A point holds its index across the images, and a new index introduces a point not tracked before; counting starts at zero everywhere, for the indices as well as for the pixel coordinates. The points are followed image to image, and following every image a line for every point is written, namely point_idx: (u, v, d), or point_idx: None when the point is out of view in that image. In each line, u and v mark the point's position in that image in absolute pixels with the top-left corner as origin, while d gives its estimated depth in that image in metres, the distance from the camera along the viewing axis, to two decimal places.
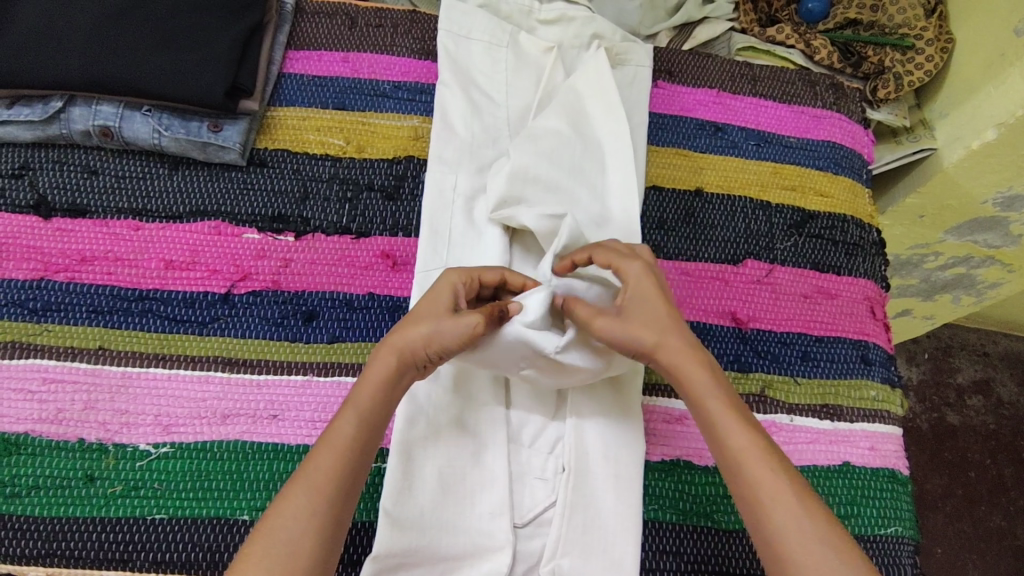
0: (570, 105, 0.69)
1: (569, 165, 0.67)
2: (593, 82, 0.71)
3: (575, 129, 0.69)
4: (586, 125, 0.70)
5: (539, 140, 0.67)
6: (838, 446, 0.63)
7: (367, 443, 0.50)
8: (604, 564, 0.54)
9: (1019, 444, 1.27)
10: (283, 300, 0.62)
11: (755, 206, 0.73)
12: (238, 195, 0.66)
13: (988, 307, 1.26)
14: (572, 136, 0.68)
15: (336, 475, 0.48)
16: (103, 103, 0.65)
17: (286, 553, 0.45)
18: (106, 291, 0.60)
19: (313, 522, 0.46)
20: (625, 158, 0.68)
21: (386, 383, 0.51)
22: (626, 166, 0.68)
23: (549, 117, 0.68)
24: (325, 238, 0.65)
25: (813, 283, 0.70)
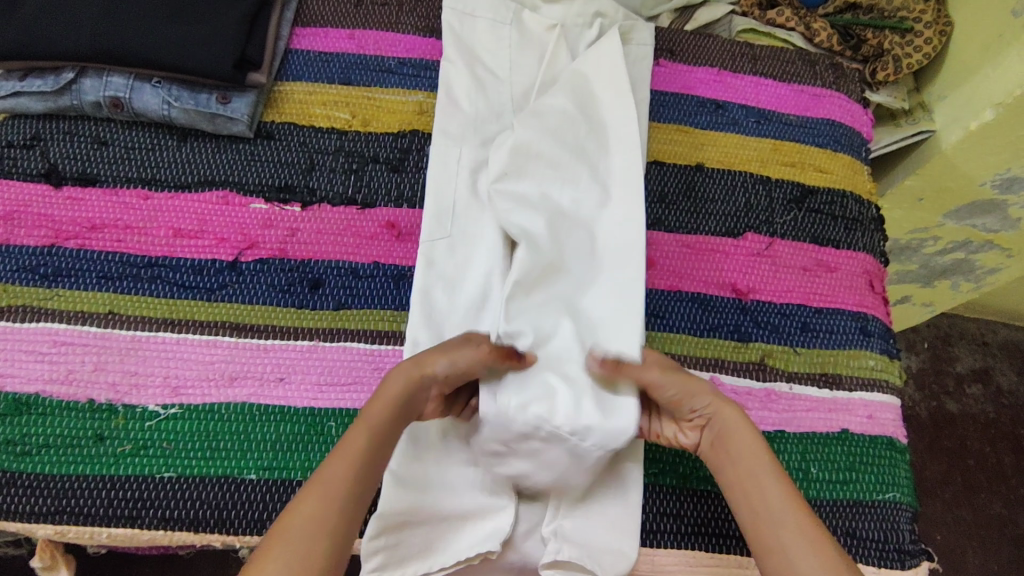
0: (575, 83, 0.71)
1: (570, 142, 0.68)
2: (599, 63, 0.72)
3: (580, 107, 0.70)
4: (590, 103, 0.70)
5: (543, 120, 0.68)
6: (838, 414, 0.64)
7: (380, 455, 0.50)
8: (605, 525, 0.55)
9: (1018, 432, 1.28)
10: (289, 268, 0.63)
11: (755, 181, 0.74)
12: (245, 166, 0.67)
13: (986, 295, 1.27)
14: (577, 115, 0.69)
15: (349, 485, 0.48)
16: (113, 74, 0.65)
17: (300, 556, 0.44)
18: (115, 258, 0.61)
19: (328, 529, 0.46)
20: (629, 136, 0.68)
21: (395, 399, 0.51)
22: (630, 143, 0.68)
23: (554, 94, 0.70)
24: (330, 208, 0.66)
25: (813, 256, 0.71)
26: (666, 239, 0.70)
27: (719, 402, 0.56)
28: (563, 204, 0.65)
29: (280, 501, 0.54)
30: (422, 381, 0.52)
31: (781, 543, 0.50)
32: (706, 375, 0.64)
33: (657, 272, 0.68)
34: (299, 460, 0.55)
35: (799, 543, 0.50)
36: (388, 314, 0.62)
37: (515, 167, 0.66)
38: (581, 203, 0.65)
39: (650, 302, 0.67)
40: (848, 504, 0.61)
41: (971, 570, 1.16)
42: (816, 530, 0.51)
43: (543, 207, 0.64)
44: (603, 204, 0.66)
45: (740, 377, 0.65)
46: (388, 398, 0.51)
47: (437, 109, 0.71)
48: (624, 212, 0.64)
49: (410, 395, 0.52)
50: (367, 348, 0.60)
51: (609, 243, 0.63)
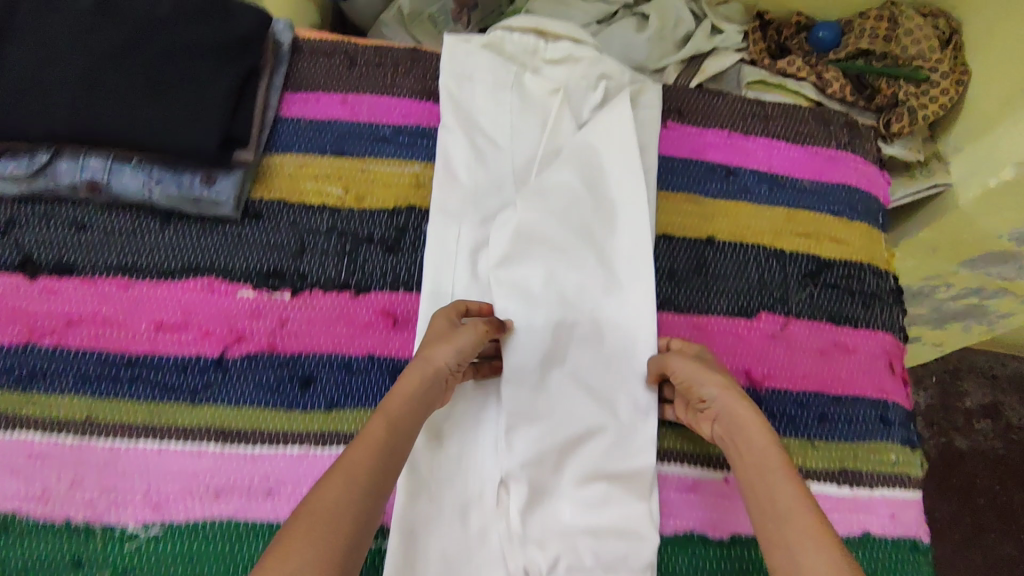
0: (582, 157, 0.68)
1: (577, 224, 0.65)
2: (605, 132, 0.69)
3: (587, 183, 0.67)
4: (599, 181, 0.68)
5: (551, 200, 0.66)
6: (858, 514, 0.61)
7: (399, 445, 0.50)
8: None
9: None
10: (279, 364, 0.59)
11: (769, 254, 0.71)
12: (232, 249, 0.63)
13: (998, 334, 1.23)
14: (586, 196, 0.67)
15: (369, 471, 0.47)
16: (90, 156, 0.61)
17: (326, 531, 0.42)
18: (93, 357, 0.58)
19: (352, 506, 0.44)
20: (639, 220, 0.66)
21: (411, 393, 0.52)
22: (640, 229, 0.66)
23: (560, 170, 0.67)
24: (322, 295, 0.62)
25: (830, 337, 0.68)
26: (676, 322, 0.67)
27: (728, 396, 0.55)
28: (570, 293, 0.63)
29: None
30: (435, 372, 0.54)
31: (783, 531, 0.47)
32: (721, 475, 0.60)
33: None
34: None
35: (806, 539, 0.45)
36: None
37: (523, 254, 0.64)
38: (587, 289, 0.64)
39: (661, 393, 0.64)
40: None
41: None
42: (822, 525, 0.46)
43: (550, 301, 0.63)
44: (610, 295, 0.64)
45: None
46: (404, 394, 0.52)
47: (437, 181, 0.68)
48: (629, 305, 0.64)
49: (429, 386, 0.53)
50: None
51: (614, 335, 0.63)
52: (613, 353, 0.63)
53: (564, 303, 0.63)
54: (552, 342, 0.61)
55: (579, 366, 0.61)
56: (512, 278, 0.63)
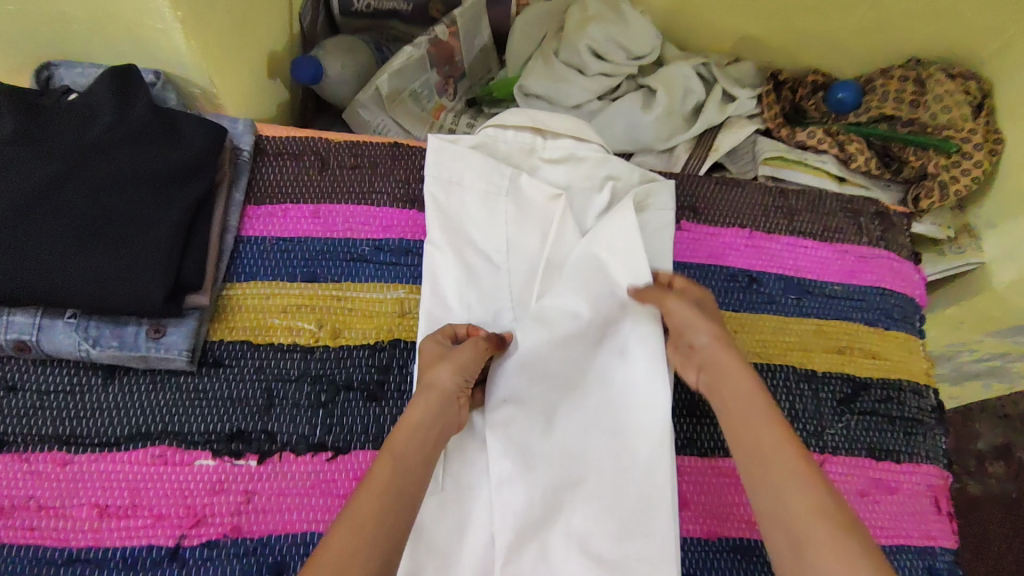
0: (591, 273, 0.58)
1: (578, 363, 0.57)
2: (617, 238, 0.58)
3: (597, 304, 0.57)
4: (603, 304, 0.57)
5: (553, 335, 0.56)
6: None
7: (407, 481, 0.46)
8: None
9: None
10: (245, 552, 0.51)
11: (798, 377, 0.63)
12: (189, 408, 0.54)
13: None
14: (591, 330, 0.57)
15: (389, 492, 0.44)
16: (16, 311, 0.52)
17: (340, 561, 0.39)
18: (28, 554, 0.49)
19: (378, 534, 0.42)
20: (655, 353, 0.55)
21: (421, 421, 0.49)
22: (654, 364, 0.54)
23: (564, 292, 0.57)
24: (294, 459, 0.54)
25: (870, 475, 0.61)
26: (704, 469, 0.59)
27: (719, 344, 0.52)
28: (575, 449, 0.55)
29: None
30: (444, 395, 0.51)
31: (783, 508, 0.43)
32: None
33: (692, 515, 0.57)
34: None
35: (794, 492, 0.43)
36: None
37: (523, 405, 0.56)
38: (595, 433, 0.55)
39: (686, 557, 0.56)
40: None
41: None
42: (815, 480, 0.44)
43: (556, 463, 0.54)
44: (624, 439, 0.54)
45: None
46: (412, 422, 0.49)
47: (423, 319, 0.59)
48: (643, 450, 0.53)
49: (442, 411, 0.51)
50: None
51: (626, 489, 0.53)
52: (626, 512, 0.52)
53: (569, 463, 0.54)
54: (553, 506, 0.54)
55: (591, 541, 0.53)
56: (512, 435, 0.55)
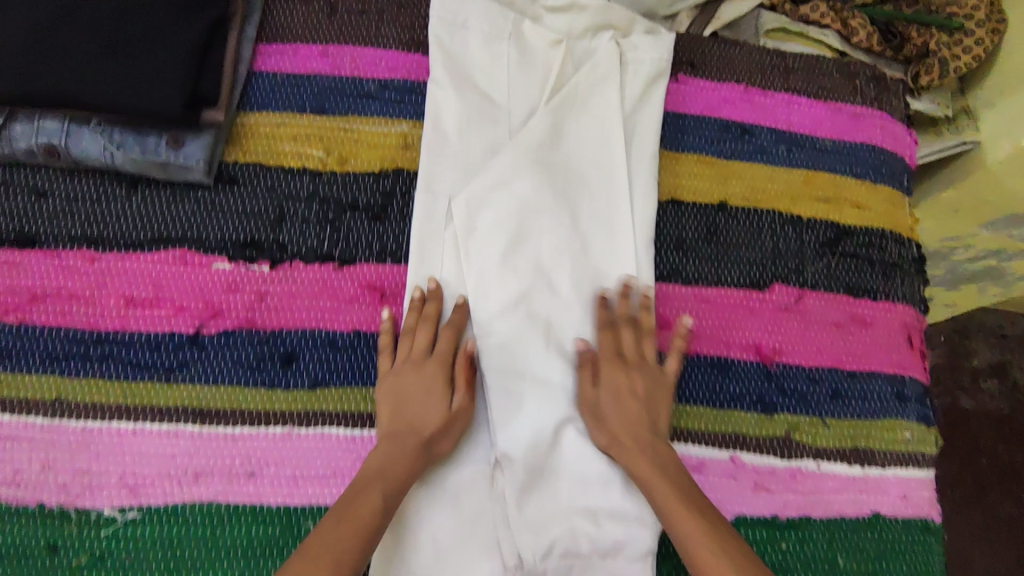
0: (569, 102, 0.63)
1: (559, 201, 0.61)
2: (600, 69, 0.65)
3: (570, 125, 0.63)
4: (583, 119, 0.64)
5: (505, 212, 0.59)
6: (868, 496, 0.59)
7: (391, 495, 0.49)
8: None
9: None
10: (258, 341, 0.56)
11: (784, 221, 0.66)
12: (205, 217, 0.59)
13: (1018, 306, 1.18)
14: (563, 185, 0.61)
15: (382, 514, 0.48)
16: (46, 118, 0.57)
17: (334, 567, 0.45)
18: (60, 334, 0.54)
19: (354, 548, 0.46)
20: (615, 205, 0.62)
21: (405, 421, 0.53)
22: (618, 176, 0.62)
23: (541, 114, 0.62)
24: (303, 267, 0.58)
25: (847, 310, 0.64)
26: (684, 295, 0.62)
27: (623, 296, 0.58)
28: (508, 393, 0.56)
29: None
30: (423, 395, 0.54)
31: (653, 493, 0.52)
32: (727, 455, 0.58)
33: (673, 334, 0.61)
34: (271, 566, 0.51)
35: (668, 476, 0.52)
36: (371, 393, 0.56)
37: (478, 226, 0.59)
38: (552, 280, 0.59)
39: None
40: None
41: None
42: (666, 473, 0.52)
43: (515, 359, 0.56)
44: (583, 269, 0.60)
45: (762, 456, 0.58)
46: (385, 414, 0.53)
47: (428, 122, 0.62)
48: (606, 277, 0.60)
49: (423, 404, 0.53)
50: (347, 434, 0.54)
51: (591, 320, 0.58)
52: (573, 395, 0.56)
53: (528, 358, 0.57)
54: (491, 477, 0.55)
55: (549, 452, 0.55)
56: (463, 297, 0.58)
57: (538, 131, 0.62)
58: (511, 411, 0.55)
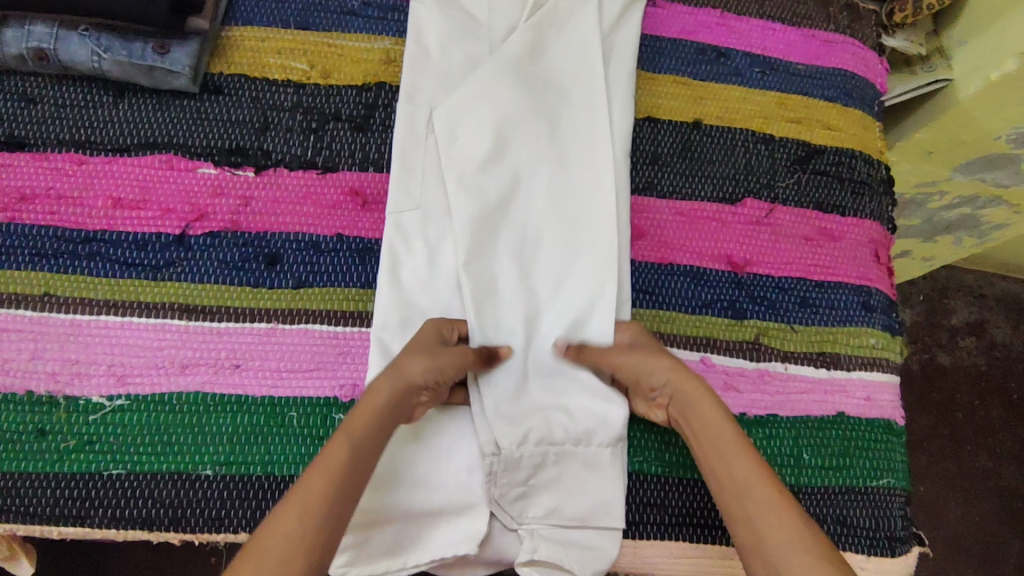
0: (548, 19, 0.64)
1: (537, 115, 0.62)
2: None
3: (548, 41, 0.64)
4: (563, 36, 0.64)
5: (485, 120, 0.60)
6: (834, 396, 0.61)
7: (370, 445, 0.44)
8: (580, 503, 0.54)
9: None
10: (242, 242, 0.57)
11: (757, 139, 0.68)
12: (191, 123, 0.60)
13: (995, 263, 1.21)
14: (541, 99, 0.62)
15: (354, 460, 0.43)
16: (36, 23, 0.58)
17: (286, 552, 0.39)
18: (50, 233, 0.56)
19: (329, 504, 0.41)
20: (595, 114, 0.62)
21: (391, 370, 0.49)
22: (595, 90, 0.63)
23: (521, 29, 0.63)
24: (287, 173, 0.59)
25: (816, 224, 0.66)
26: (658, 207, 0.64)
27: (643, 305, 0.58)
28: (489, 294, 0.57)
29: (239, 498, 0.51)
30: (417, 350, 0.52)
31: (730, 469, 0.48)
32: (697, 356, 0.60)
33: (646, 243, 0.63)
34: (256, 453, 0.52)
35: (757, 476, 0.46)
36: (354, 293, 0.57)
37: (457, 136, 0.60)
38: (529, 190, 0.60)
39: (639, 277, 0.62)
40: (839, 491, 0.59)
41: (980, 547, 1.09)
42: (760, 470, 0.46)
43: (495, 258, 0.58)
44: (561, 181, 0.61)
45: (732, 358, 0.61)
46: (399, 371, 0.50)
47: (409, 38, 0.63)
48: (584, 186, 0.61)
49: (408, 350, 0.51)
50: (329, 331, 0.56)
51: (566, 227, 0.60)
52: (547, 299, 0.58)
53: (507, 265, 0.58)
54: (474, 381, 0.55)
55: (524, 349, 0.56)
56: (442, 207, 0.59)
57: (518, 45, 0.63)
58: (495, 304, 0.57)
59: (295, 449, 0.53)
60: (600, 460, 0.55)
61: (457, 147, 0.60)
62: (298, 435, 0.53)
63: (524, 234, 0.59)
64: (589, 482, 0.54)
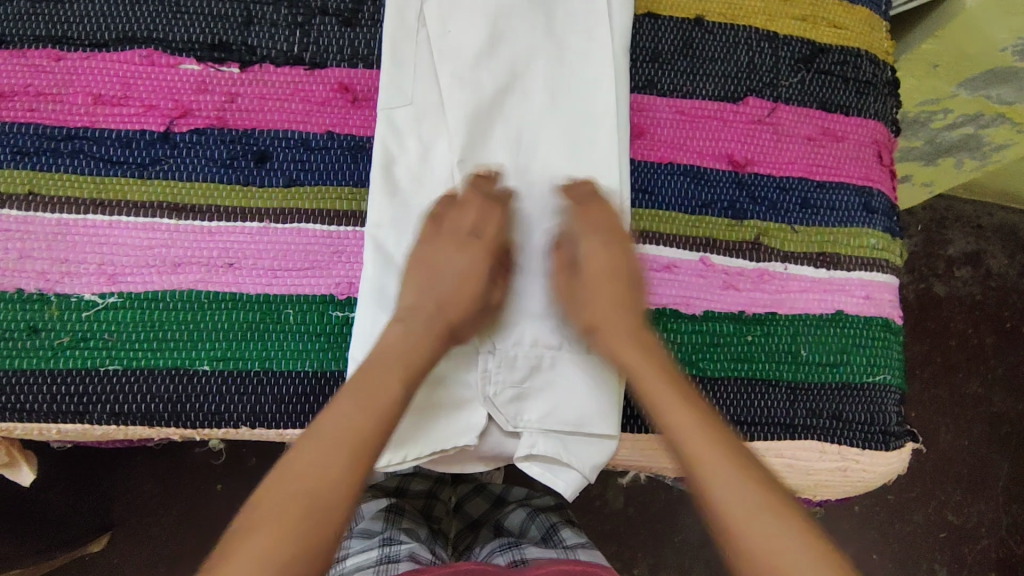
0: None
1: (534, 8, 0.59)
2: None
3: None
4: None
5: (479, 12, 0.58)
6: (833, 295, 0.61)
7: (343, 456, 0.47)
8: (576, 404, 0.53)
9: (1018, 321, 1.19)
10: (230, 140, 0.55)
11: (761, 37, 0.65)
12: (170, 18, 0.57)
13: (995, 192, 1.20)
14: None
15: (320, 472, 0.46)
16: None
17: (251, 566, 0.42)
18: (30, 130, 0.54)
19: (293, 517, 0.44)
20: (594, 7, 0.59)
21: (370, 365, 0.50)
22: None
23: None
24: (274, 70, 0.57)
25: (818, 123, 0.64)
26: (658, 106, 0.62)
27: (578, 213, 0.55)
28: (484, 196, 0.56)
29: (238, 392, 0.51)
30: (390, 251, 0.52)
31: (680, 421, 0.48)
32: (697, 256, 0.60)
33: (646, 143, 0.62)
34: (254, 349, 0.52)
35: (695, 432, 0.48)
36: (347, 192, 0.56)
37: (450, 31, 0.58)
38: (523, 88, 0.58)
39: (638, 176, 0.61)
40: (834, 386, 0.59)
41: (964, 467, 1.12)
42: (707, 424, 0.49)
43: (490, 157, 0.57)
44: (559, 80, 0.59)
45: (732, 258, 0.60)
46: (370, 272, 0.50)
47: None
48: (583, 85, 0.58)
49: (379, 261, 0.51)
50: (322, 230, 0.55)
51: (565, 127, 0.58)
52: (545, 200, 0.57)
53: (504, 164, 0.57)
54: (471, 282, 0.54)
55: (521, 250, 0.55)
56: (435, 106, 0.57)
57: None
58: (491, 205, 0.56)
59: (293, 345, 0.52)
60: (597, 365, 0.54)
61: (451, 43, 0.57)
62: (296, 331, 0.53)
63: (521, 133, 0.57)
64: (585, 385, 0.53)
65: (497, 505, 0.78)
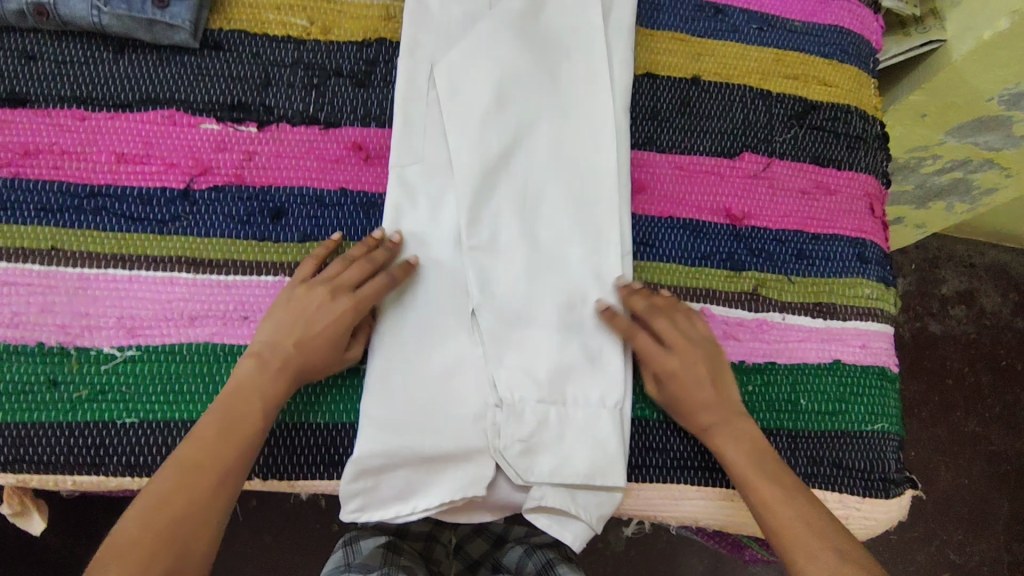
0: None
1: (537, 71, 0.62)
2: None
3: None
4: None
5: (485, 76, 0.60)
6: (830, 344, 0.63)
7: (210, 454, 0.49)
8: (583, 457, 0.54)
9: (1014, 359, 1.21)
10: (247, 196, 0.58)
11: (755, 95, 0.68)
12: (191, 80, 0.60)
13: (986, 232, 1.22)
14: (540, 56, 0.62)
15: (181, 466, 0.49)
16: None
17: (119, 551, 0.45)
18: (55, 187, 0.56)
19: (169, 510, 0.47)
20: (595, 70, 0.62)
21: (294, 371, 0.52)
22: (595, 47, 0.63)
23: None
24: (290, 129, 0.60)
25: (812, 177, 0.67)
26: (657, 161, 0.65)
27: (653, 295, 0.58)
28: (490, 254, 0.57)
29: None
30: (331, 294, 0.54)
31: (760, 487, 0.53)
32: (698, 306, 0.62)
33: (646, 197, 0.64)
34: None
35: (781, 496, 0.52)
36: None
37: (457, 94, 0.60)
38: (527, 149, 0.60)
39: (639, 229, 0.63)
40: (833, 435, 0.60)
41: (966, 507, 1.12)
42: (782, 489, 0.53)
43: (496, 215, 0.59)
44: (561, 140, 0.61)
45: (731, 308, 0.62)
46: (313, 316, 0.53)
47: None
48: (584, 145, 0.61)
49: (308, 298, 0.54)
50: None
51: (567, 186, 0.60)
52: (548, 257, 0.59)
53: (509, 222, 0.59)
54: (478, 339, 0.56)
55: (527, 306, 0.57)
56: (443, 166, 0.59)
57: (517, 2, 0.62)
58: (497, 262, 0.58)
59: None
60: (603, 419, 0.55)
61: (458, 106, 0.60)
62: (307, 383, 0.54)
63: (526, 191, 0.60)
64: (592, 437, 0.55)
65: (497, 545, 0.78)
